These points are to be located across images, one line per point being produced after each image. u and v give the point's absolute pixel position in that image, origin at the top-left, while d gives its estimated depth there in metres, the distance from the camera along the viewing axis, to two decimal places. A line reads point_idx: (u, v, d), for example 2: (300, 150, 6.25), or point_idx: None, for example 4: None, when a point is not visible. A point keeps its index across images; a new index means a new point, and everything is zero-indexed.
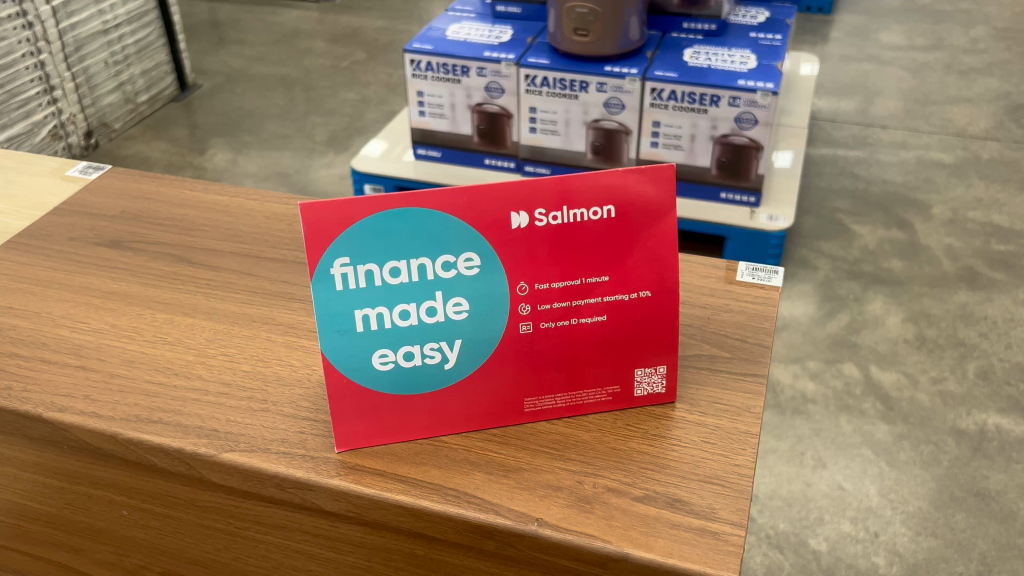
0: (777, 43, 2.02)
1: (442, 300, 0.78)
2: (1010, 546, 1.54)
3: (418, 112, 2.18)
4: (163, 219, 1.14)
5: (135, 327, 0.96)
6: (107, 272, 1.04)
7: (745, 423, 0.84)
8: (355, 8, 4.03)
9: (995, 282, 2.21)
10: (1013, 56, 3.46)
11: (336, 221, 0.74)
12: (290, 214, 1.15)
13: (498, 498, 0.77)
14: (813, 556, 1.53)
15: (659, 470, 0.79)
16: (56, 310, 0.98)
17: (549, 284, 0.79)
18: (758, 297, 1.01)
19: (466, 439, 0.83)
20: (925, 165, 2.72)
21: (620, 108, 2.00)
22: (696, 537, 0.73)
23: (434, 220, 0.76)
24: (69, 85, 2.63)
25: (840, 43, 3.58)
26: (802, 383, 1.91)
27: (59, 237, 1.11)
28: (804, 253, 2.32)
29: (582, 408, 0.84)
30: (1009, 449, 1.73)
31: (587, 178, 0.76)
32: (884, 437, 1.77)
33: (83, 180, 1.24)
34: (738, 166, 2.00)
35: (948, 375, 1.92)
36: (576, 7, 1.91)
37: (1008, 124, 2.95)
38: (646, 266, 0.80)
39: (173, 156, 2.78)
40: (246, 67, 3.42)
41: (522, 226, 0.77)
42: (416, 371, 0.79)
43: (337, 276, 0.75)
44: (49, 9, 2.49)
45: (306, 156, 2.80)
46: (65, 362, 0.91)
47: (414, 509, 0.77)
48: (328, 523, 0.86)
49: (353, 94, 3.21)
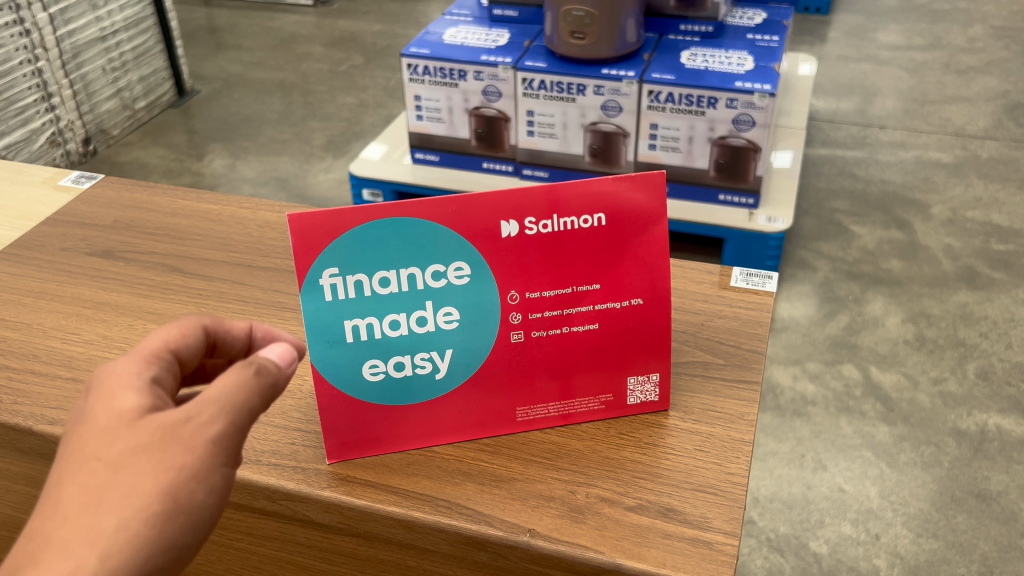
0: (774, 44, 2.02)
1: (432, 309, 0.78)
2: (1011, 547, 1.54)
3: (416, 116, 2.17)
4: (155, 228, 1.14)
5: (126, 338, 0.95)
6: (99, 283, 1.04)
7: (739, 430, 0.84)
8: (353, 13, 4.03)
9: (995, 281, 2.20)
10: (1011, 54, 3.46)
11: (324, 231, 0.73)
12: (282, 222, 1.15)
13: (490, 509, 0.77)
14: (814, 559, 1.53)
15: (652, 480, 0.79)
16: (47, 321, 0.98)
17: (540, 293, 0.78)
18: (753, 302, 1.01)
19: (458, 449, 0.82)
20: (923, 165, 2.71)
21: (617, 111, 1.99)
22: (689, 547, 0.73)
23: (424, 229, 0.75)
24: (67, 91, 2.63)
25: (838, 43, 3.57)
26: (802, 384, 1.90)
27: (52, 247, 1.10)
28: (803, 254, 2.31)
29: (574, 416, 0.84)
30: (1010, 450, 1.73)
31: (578, 185, 0.76)
32: (884, 438, 1.76)
33: (75, 190, 1.24)
34: (736, 167, 1.99)
35: (948, 376, 1.91)
36: (572, 10, 1.90)
37: (1007, 122, 2.94)
38: (638, 273, 0.79)
39: (171, 162, 2.77)
40: (244, 72, 3.42)
41: (513, 235, 0.77)
42: (406, 381, 0.79)
43: (326, 286, 0.75)
44: (46, 16, 2.48)
45: (303, 161, 2.80)
46: (56, 373, 0.91)
47: (405, 521, 0.77)
48: (320, 534, 0.85)
49: (351, 98, 3.21)
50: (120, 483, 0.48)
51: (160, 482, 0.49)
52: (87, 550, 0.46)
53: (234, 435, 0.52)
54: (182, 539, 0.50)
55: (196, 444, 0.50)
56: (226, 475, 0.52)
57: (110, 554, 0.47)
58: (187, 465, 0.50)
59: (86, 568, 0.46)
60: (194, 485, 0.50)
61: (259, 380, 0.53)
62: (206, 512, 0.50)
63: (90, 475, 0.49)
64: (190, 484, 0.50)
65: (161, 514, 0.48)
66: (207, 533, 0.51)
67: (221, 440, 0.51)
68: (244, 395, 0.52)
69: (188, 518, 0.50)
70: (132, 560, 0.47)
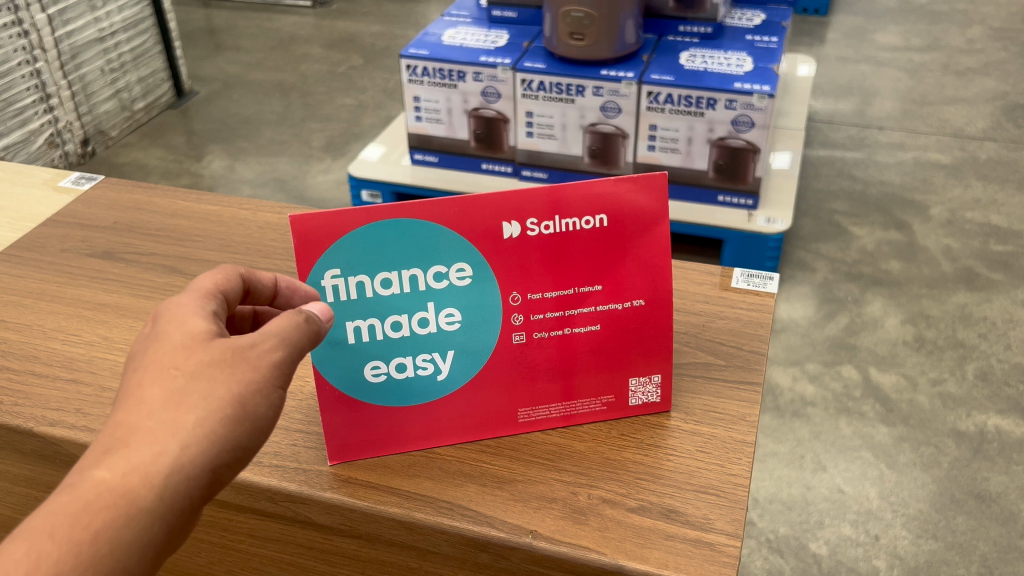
0: (773, 45, 2.02)
1: (433, 310, 0.78)
2: (1011, 548, 1.54)
3: (415, 117, 2.17)
4: (155, 230, 1.14)
5: (126, 340, 0.95)
6: (99, 284, 1.04)
7: (740, 431, 0.84)
8: (352, 14, 4.03)
9: (994, 282, 2.20)
10: (1010, 55, 3.46)
11: (326, 232, 0.73)
12: (283, 224, 1.15)
13: (493, 511, 0.77)
14: (813, 560, 1.53)
15: (654, 481, 0.79)
16: (47, 322, 0.98)
17: (542, 294, 0.78)
18: (754, 303, 1.01)
19: (459, 451, 0.82)
20: (922, 166, 2.71)
21: (616, 112, 1.99)
22: (691, 548, 0.73)
23: (426, 231, 0.75)
24: (65, 93, 2.63)
25: (837, 45, 3.57)
26: (801, 386, 1.90)
27: (52, 248, 1.10)
28: (802, 255, 2.31)
29: (576, 418, 0.84)
30: (1009, 451, 1.73)
31: (579, 187, 0.76)
32: (884, 439, 1.76)
33: (75, 191, 1.24)
34: (735, 168, 1.99)
35: (948, 377, 1.91)
36: (571, 11, 1.90)
37: (1006, 124, 2.95)
38: (639, 275, 0.79)
39: (169, 164, 2.77)
40: (243, 73, 3.42)
41: (515, 236, 0.77)
42: (408, 382, 0.79)
43: (327, 288, 0.74)
44: (44, 17, 2.48)
45: (302, 162, 2.79)
46: (57, 375, 0.91)
47: (407, 522, 0.77)
48: (321, 536, 0.85)
49: (350, 99, 3.21)
50: (197, 390, 0.56)
51: (231, 391, 0.56)
52: (168, 439, 0.53)
53: (288, 363, 0.60)
54: (244, 443, 0.57)
55: (261, 364, 0.58)
56: (281, 394, 0.59)
57: (188, 444, 0.54)
58: (253, 381, 0.58)
59: (168, 454, 0.53)
60: (258, 398, 0.57)
61: (308, 327, 0.63)
62: (264, 423, 0.58)
63: (168, 380, 0.56)
64: (256, 395, 0.57)
65: (230, 418, 0.56)
66: (262, 442, 0.59)
67: (278, 364, 0.60)
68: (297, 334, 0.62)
69: (251, 424, 0.57)
70: (205, 453, 0.54)
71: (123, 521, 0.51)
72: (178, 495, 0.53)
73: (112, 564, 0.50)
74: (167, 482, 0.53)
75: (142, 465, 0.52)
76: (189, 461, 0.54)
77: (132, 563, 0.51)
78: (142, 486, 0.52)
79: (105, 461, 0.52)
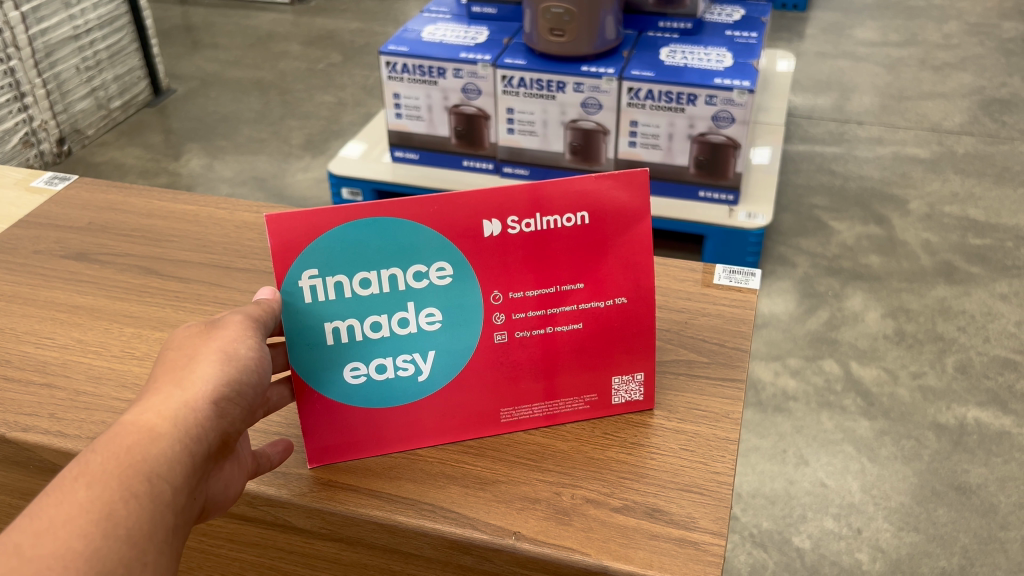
0: (753, 41, 2.02)
1: (414, 311, 0.76)
2: (990, 539, 1.55)
3: (395, 113, 2.16)
4: (131, 230, 1.12)
5: (102, 342, 0.93)
6: (74, 286, 1.02)
7: (725, 429, 0.83)
8: (331, 11, 3.99)
9: (972, 275, 2.22)
10: (986, 51, 3.49)
11: (303, 233, 0.72)
12: (260, 223, 1.13)
13: (474, 512, 0.76)
14: (797, 554, 1.53)
15: (638, 480, 0.78)
16: (20, 326, 0.96)
17: (524, 293, 0.78)
18: (736, 300, 1.00)
19: (442, 452, 0.81)
20: (901, 160, 2.73)
21: (597, 108, 1.99)
22: (675, 548, 0.72)
23: (404, 229, 0.74)
24: (40, 91, 2.58)
25: (815, 40, 3.59)
26: (783, 380, 1.91)
27: (25, 250, 1.08)
28: (784, 250, 2.32)
29: (558, 417, 0.83)
30: (988, 443, 1.74)
31: (561, 184, 0.75)
32: (865, 432, 1.77)
33: (48, 191, 1.21)
34: (716, 165, 2.00)
35: (928, 370, 1.92)
36: (551, 7, 1.89)
37: (983, 118, 2.97)
38: (620, 273, 0.79)
39: (147, 163, 2.73)
40: (221, 71, 3.38)
41: (495, 235, 0.76)
42: (389, 384, 0.78)
43: (305, 288, 0.73)
44: (18, 15, 2.43)
45: (282, 160, 2.77)
46: (31, 379, 0.89)
47: (388, 525, 0.76)
48: (301, 540, 0.84)
49: (329, 97, 3.19)
50: (181, 352, 0.64)
51: (212, 344, 0.65)
52: (171, 385, 0.61)
53: (257, 324, 0.69)
54: (240, 379, 0.64)
55: (231, 323, 0.67)
56: (262, 345, 0.68)
57: (189, 384, 0.61)
58: (231, 334, 0.66)
59: (174, 395, 0.61)
60: (237, 342, 0.66)
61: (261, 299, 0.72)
62: (252, 364, 0.65)
63: (164, 358, 0.64)
64: (236, 342, 0.66)
65: (217, 360, 0.64)
66: (257, 385, 0.66)
67: (246, 319, 0.68)
68: (263, 314, 0.70)
69: (237, 363, 0.64)
70: (206, 387, 0.62)
71: (148, 439, 0.57)
72: (190, 419, 0.60)
73: (149, 468, 0.56)
74: (178, 412, 0.60)
75: (156, 403, 0.60)
76: (194, 393, 0.61)
77: (166, 469, 0.57)
78: (159, 419, 0.59)
79: (129, 409, 0.60)
